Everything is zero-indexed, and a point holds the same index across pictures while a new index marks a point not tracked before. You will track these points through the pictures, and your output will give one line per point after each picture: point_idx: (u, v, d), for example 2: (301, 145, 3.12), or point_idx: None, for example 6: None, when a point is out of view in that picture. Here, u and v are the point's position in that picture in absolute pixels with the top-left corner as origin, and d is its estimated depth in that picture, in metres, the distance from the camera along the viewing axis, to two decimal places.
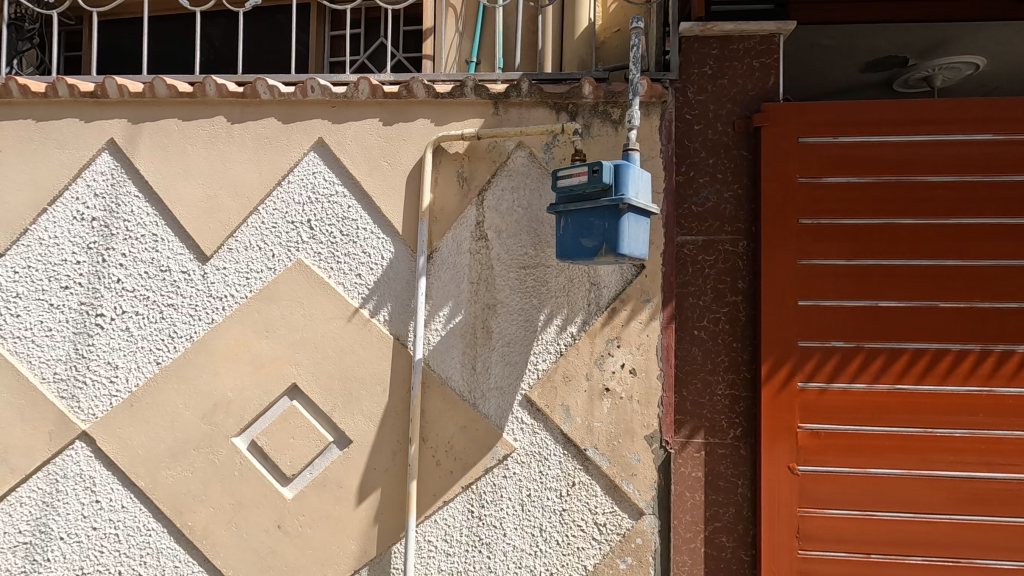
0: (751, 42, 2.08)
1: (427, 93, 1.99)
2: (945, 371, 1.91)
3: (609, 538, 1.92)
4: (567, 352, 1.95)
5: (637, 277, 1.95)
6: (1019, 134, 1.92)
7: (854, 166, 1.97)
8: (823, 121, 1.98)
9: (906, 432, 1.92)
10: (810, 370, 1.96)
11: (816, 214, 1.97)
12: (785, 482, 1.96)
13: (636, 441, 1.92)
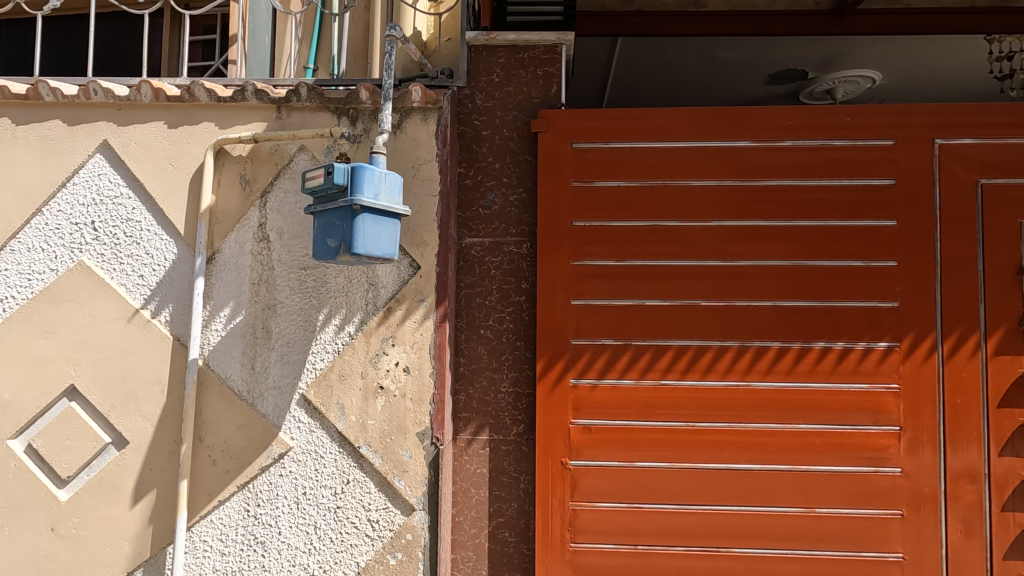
0: (535, 51, 2.16)
1: (209, 97, 2.02)
2: (706, 367, 2.00)
3: (382, 534, 1.94)
4: (343, 351, 1.99)
5: (413, 277, 2.00)
6: (775, 140, 2.02)
7: (624, 171, 2.05)
8: (595, 127, 2.05)
9: (671, 427, 2.00)
10: (582, 367, 2.02)
11: (588, 217, 2.05)
12: (558, 476, 2.01)
13: (408, 438, 1.96)
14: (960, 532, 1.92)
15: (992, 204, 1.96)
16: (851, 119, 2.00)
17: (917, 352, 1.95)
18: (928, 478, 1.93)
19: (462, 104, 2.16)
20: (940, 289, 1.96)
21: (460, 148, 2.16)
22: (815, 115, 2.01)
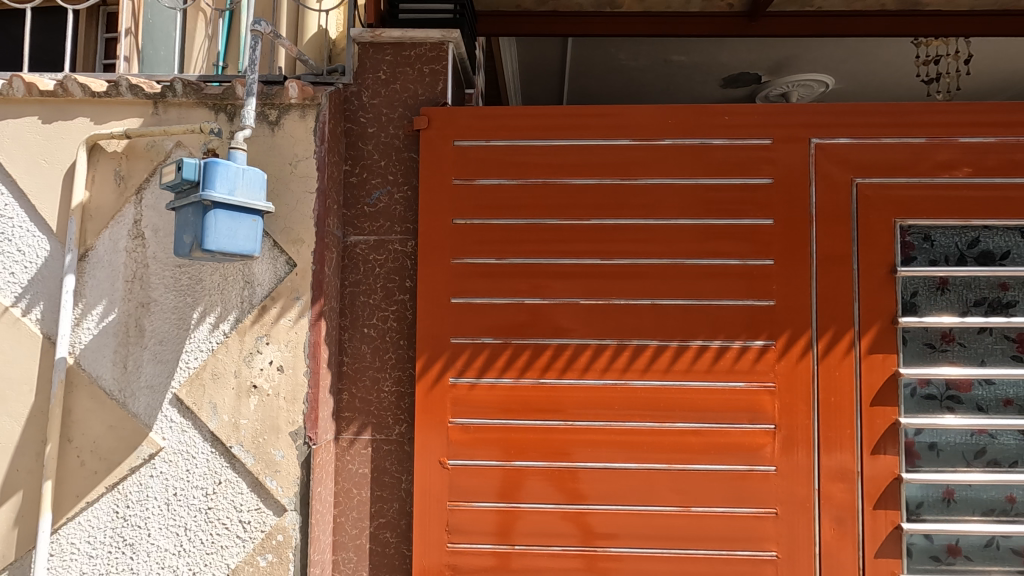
0: (421, 49, 2.15)
1: (82, 92, 1.99)
2: (584, 365, 1.99)
3: (253, 535, 1.92)
4: (216, 349, 1.96)
5: (289, 274, 1.98)
6: (655, 139, 2.02)
7: (505, 169, 2.04)
8: (476, 125, 2.05)
9: (548, 426, 1.98)
10: (461, 366, 2.01)
11: (469, 214, 2.04)
12: (436, 476, 2.00)
13: (280, 437, 1.93)
14: (834, 530, 1.92)
15: (867, 203, 1.97)
16: (729, 118, 2.01)
17: (793, 350, 1.95)
18: (802, 476, 1.93)
19: (349, 102, 2.15)
20: (816, 288, 1.96)
21: (346, 146, 2.14)
22: (694, 113, 2.01)
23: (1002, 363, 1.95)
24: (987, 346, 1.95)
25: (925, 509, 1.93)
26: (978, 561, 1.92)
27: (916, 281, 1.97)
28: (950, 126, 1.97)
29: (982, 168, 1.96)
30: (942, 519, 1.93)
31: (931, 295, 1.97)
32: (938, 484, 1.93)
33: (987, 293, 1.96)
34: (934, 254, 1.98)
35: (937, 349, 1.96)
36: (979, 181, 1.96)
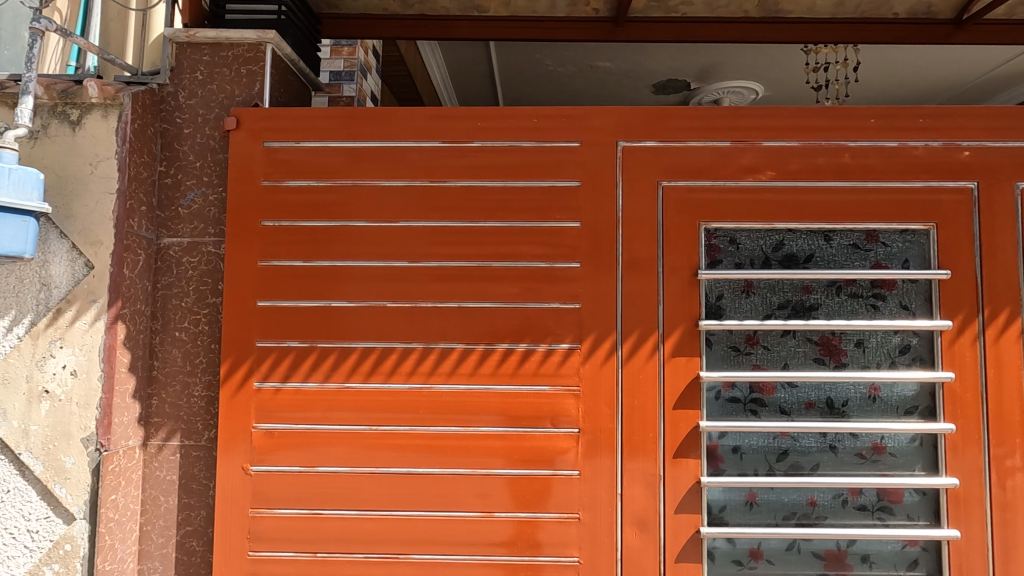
0: (239, 49, 2.12)
1: None
2: (390, 369, 1.97)
3: (41, 545, 1.87)
4: (8, 353, 1.91)
5: (86, 277, 1.92)
6: (464, 141, 2.01)
7: (315, 171, 2.02)
8: (285, 126, 2.03)
9: (353, 431, 1.96)
10: (266, 370, 1.98)
11: (277, 216, 2.01)
12: (238, 483, 1.96)
13: (72, 443, 1.88)
14: (636, 535, 1.90)
15: (672, 206, 1.98)
16: (537, 122, 2.01)
17: (597, 354, 1.95)
18: (604, 481, 1.92)
19: (165, 102, 2.12)
20: (620, 290, 1.96)
21: (161, 147, 2.11)
22: (504, 116, 2.01)
23: (805, 365, 1.95)
24: (790, 349, 1.96)
25: (728, 513, 1.93)
26: (779, 565, 1.91)
27: (721, 284, 1.98)
28: (753, 131, 1.98)
29: (785, 171, 1.97)
30: (744, 523, 1.93)
31: (736, 298, 1.97)
32: (740, 488, 1.93)
33: (791, 296, 1.97)
34: (739, 257, 1.98)
35: (741, 352, 1.96)
36: (782, 185, 1.97)
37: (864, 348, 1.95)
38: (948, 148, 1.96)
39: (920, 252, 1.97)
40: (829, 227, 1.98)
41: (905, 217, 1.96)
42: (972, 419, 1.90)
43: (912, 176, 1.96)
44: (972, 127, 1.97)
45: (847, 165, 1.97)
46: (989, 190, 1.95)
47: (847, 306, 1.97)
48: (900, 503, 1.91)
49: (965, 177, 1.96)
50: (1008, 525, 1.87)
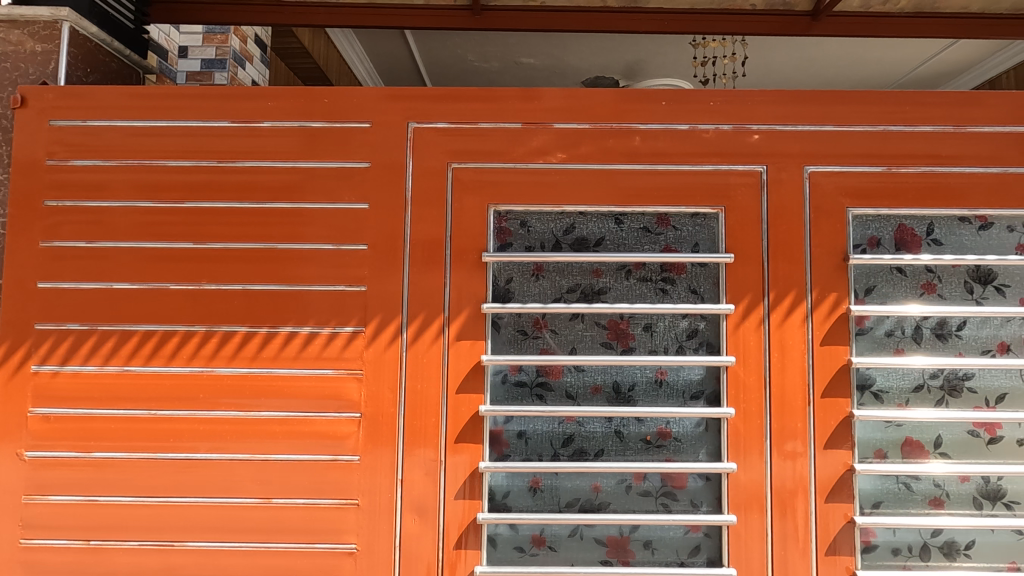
0: (35, 27, 2.10)
1: None
2: (171, 352, 1.93)
3: None
4: None
5: None
6: (253, 121, 1.97)
7: (101, 151, 1.98)
8: (72, 105, 1.98)
9: (131, 415, 1.92)
10: (45, 353, 1.93)
11: (61, 196, 1.97)
12: (13, 469, 1.91)
13: None
14: (415, 522, 1.88)
15: (460, 188, 1.95)
16: (328, 101, 1.98)
17: (381, 337, 1.92)
18: (385, 466, 1.89)
19: None
20: (408, 273, 1.93)
21: None
22: (292, 96, 1.98)
23: (592, 350, 1.94)
24: (577, 333, 1.94)
25: (511, 499, 1.90)
26: (560, 551, 1.89)
27: (511, 267, 1.95)
28: (544, 113, 1.96)
29: (576, 154, 1.95)
30: (527, 509, 1.90)
31: (525, 281, 1.95)
32: (524, 473, 1.91)
33: (580, 279, 1.95)
34: (529, 241, 1.96)
35: (528, 336, 1.94)
36: (572, 167, 1.95)
37: (652, 332, 1.94)
38: (738, 131, 1.95)
39: (710, 235, 1.95)
40: (619, 210, 1.96)
41: (694, 201, 1.94)
42: (753, 404, 1.89)
43: (702, 160, 1.95)
44: (762, 111, 1.95)
45: (637, 148, 1.95)
46: (778, 174, 1.94)
47: (635, 290, 1.95)
48: (684, 489, 1.90)
49: (754, 161, 1.94)
50: (786, 510, 1.87)
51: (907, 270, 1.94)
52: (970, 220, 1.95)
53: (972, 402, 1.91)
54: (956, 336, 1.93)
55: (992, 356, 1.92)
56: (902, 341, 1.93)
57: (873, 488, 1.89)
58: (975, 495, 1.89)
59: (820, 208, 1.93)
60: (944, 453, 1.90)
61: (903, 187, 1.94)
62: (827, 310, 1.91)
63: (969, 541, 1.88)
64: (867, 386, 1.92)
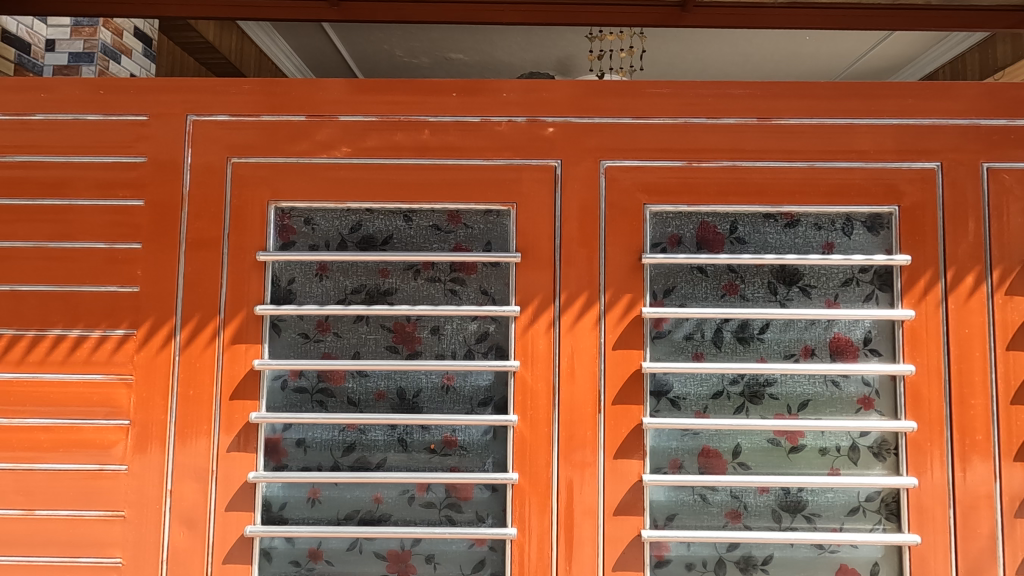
0: None
1: None
2: None
3: None
4: None
5: None
6: (27, 114, 1.88)
7: None
8: None
9: None
10: None
11: None
12: None
13: None
14: (183, 535, 1.78)
15: (240, 184, 1.86)
16: (104, 93, 1.88)
17: (153, 341, 1.83)
18: (153, 475, 1.79)
19: None
20: (183, 272, 1.84)
21: None
22: (67, 88, 1.88)
23: (376, 354, 1.84)
24: (361, 336, 1.85)
25: (288, 510, 1.81)
26: (338, 565, 1.80)
27: (293, 266, 1.86)
28: (329, 105, 1.87)
29: (362, 148, 1.86)
30: (303, 521, 1.81)
31: (308, 282, 1.86)
32: (302, 484, 1.81)
33: (366, 280, 1.86)
34: (313, 239, 1.87)
35: (310, 339, 1.85)
36: (357, 162, 1.86)
37: (440, 335, 1.84)
38: (532, 124, 1.86)
39: (502, 233, 1.86)
40: (407, 207, 1.87)
41: (484, 197, 1.85)
42: (541, 411, 1.79)
43: (493, 154, 1.85)
44: (557, 103, 1.86)
45: (425, 141, 1.86)
46: (573, 169, 1.85)
47: (424, 291, 1.86)
48: (469, 500, 1.80)
49: (548, 155, 1.85)
50: (572, 522, 1.77)
51: (708, 270, 1.84)
52: (775, 217, 1.86)
53: (773, 410, 1.81)
54: (759, 340, 1.83)
55: (795, 361, 1.82)
56: (701, 345, 1.83)
57: (667, 499, 1.79)
58: (775, 507, 1.79)
59: (615, 205, 1.84)
60: (743, 463, 1.80)
61: (704, 182, 1.84)
62: (621, 312, 1.81)
63: (767, 555, 1.78)
64: (664, 392, 1.82)
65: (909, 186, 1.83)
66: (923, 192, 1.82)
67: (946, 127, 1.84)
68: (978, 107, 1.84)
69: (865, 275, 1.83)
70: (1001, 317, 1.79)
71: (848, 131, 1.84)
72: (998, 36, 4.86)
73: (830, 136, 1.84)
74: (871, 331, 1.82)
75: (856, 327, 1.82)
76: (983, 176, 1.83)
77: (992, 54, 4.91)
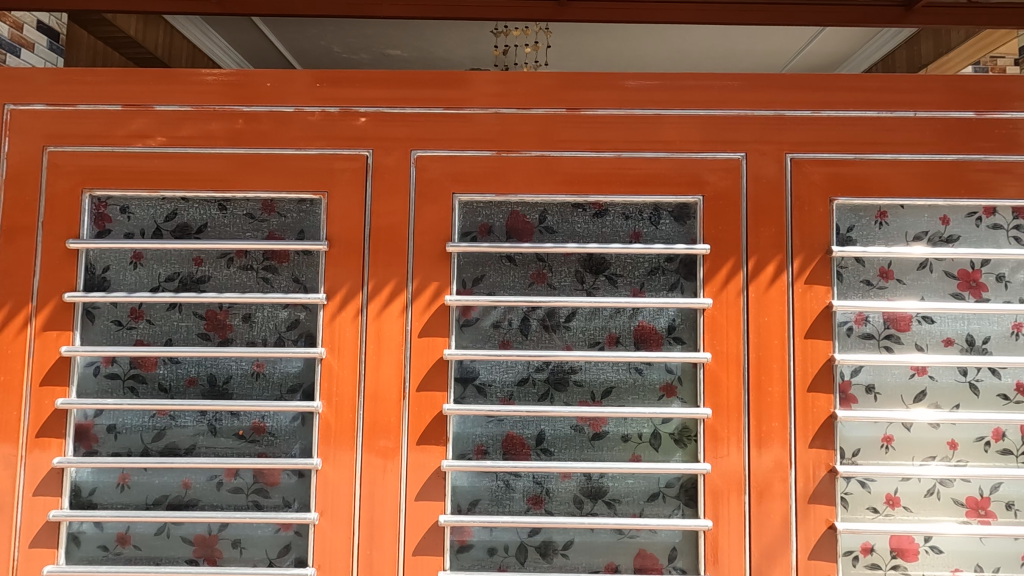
0: None
1: None
2: None
3: None
4: None
5: None
6: None
7: None
8: None
9: None
10: None
11: None
12: None
13: None
14: None
15: (55, 172, 1.88)
16: None
17: None
18: None
19: None
20: None
21: None
22: None
23: (188, 341, 1.86)
24: (173, 324, 1.86)
25: (97, 496, 1.83)
26: (145, 550, 1.82)
27: (108, 254, 1.88)
28: (144, 94, 1.89)
29: (176, 137, 1.88)
30: (112, 506, 1.83)
31: (122, 270, 1.88)
32: (111, 470, 1.83)
33: (179, 268, 1.88)
34: (129, 227, 1.89)
35: (123, 326, 1.86)
36: (171, 151, 1.88)
37: (251, 323, 1.86)
38: (344, 114, 1.88)
39: (314, 222, 1.88)
40: (221, 196, 1.88)
41: (296, 186, 1.87)
42: (346, 398, 1.81)
43: (305, 143, 1.87)
44: (369, 94, 1.88)
45: (239, 131, 1.88)
46: (383, 158, 1.87)
47: (236, 279, 1.87)
48: (276, 486, 1.82)
49: (360, 144, 1.87)
50: (374, 507, 1.79)
51: (517, 259, 1.86)
52: (584, 206, 1.87)
53: (577, 397, 1.83)
54: (564, 328, 1.85)
55: (599, 349, 1.84)
56: (508, 333, 1.85)
57: (470, 485, 1.82)
58: (576, 493, 1.81)
59: (423, 194, 1.86)
60: (546, 450, 1.82)
61: (512, 171, 1.86)
62: (427, 300, 1.83)
63: (567, 540, 1.81)
64: (470, 378, 1.84)
65: (714, 176, 1.84)
66: (727, 181, 1.84)
67: (752, 118, 1.85)
68: (784, 98, 1.85)
69: (671, 264, 1.85)
70: (801, 306, 1.81)
71: (656, 122, 1.86)
72: (923, 33, 4.79)
73: (638, 127, 1.86)
74: (676, 320, 1.84)
75: (660, 316, 1.84)
76: (787, 165, 1.84)
77: (917, 51, 4.83)
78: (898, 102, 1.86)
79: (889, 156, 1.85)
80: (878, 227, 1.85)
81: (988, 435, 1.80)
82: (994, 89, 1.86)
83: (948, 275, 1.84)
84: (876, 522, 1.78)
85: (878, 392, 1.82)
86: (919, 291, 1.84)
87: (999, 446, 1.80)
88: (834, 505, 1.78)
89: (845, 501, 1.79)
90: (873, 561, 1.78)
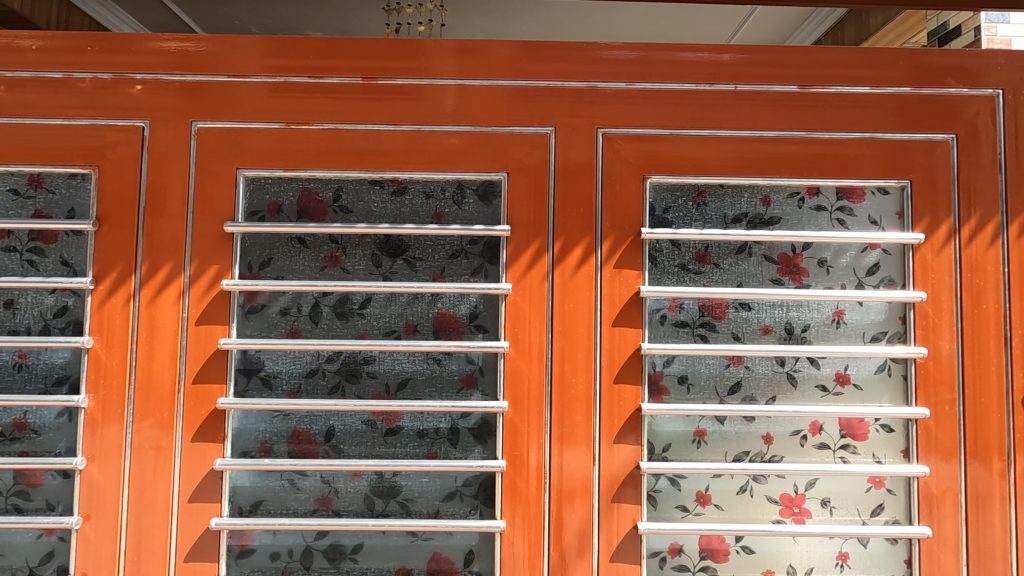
0: None
1: None
2: None
3: None
4: None
5: None
6: None
7: None
8: None
9: None
10: None
11: None
12: None
13: None
14: None
15: None
16: None
17: None
18: None
19: None
20: None
21: None
22: None
23: None
24: None
25: None
26: None
27: None
28: None
29: None
30: None
31: None
32: None
33: None
34: None
35: None
36: None
37: (14, 310, 1.70)
38: (118, 81, 1.71)
39: (86, 199, 1.72)
40: None
41: (64, 160, 1.70)
42: (114, 391, 1.66)
43: (75, 113, 1.71)
44: (144, 58, 1.71)
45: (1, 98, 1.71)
46: (161, 130, 1.71)
47: None
48: (38, 487, 1.66)
49: (135, 115, 1.71)
50: (142, 509, 1.64)
51: (308, 240, 1.72)
52: (383, 184, 1.73)
53: (371, 389, 1.70)
54: (358, 315, 1.71)
55: (395, 338, 1.70)
56: (297, 321, 1.71)
57: (251, 485, 1.67)
58: (367, 493, 1.68)
59: (204, 169, 1.70)
60: (336, 447, 1.69)
61: (301, 144, 1.70)
62: (205, 285, 1.68)
63: (356, 544, 1.67)
64: (255, 370, 1.70)
65: (520, 152, 1.71)
66: (533, 158, 1.71)
67: (561, 91, 1.72)
68: (596, 69, 1.72)
69: (475, 247, 1.72)
70: (609, 292, 1.69)
71: (458, 93, 1.72)
72: (848, 19, 4.67)
73: (439, 98, 1.71)
74: (479, 307, 1.71)
75: (461, 303, 1.71)
76: (598, 141, 1.71)
77: (843, 37, 4.71)
78: (717, 74, 1.72)
79: (708, 132, 1.72)
80: (695, 208, 1.74)
81: (805, 429, 1.70)
82: (824, 60, 1.72)
83: (768, 260, 1.73)
84: (684, 522, 1.67)
85: (691, 383, 1.71)
86: (737, 276, 1.73)
87: (816, 440, 1.70)
88: (639, 504, 1.66)
89: (654, 500, 1.68)
90: (681, 563, 1.68)
